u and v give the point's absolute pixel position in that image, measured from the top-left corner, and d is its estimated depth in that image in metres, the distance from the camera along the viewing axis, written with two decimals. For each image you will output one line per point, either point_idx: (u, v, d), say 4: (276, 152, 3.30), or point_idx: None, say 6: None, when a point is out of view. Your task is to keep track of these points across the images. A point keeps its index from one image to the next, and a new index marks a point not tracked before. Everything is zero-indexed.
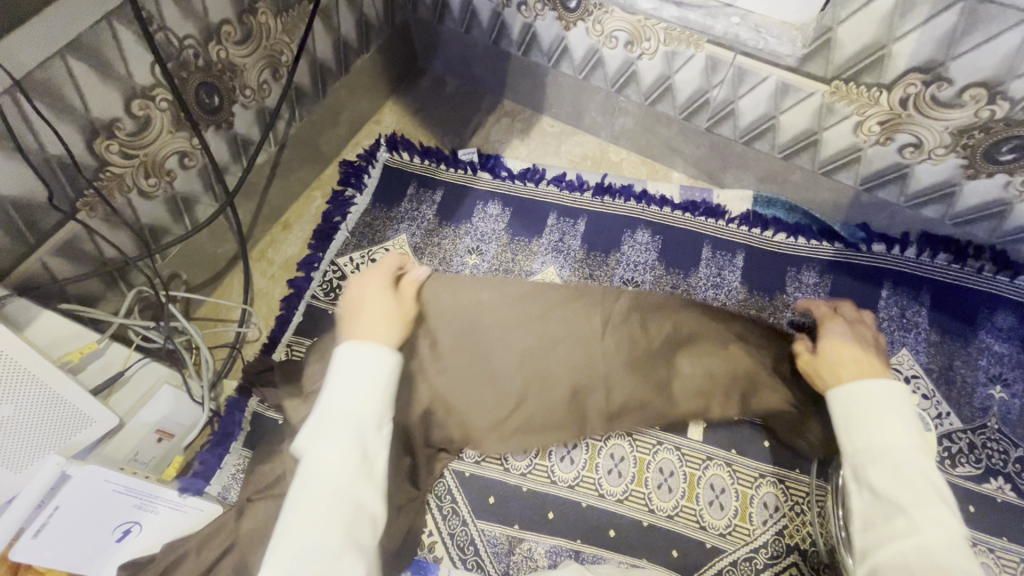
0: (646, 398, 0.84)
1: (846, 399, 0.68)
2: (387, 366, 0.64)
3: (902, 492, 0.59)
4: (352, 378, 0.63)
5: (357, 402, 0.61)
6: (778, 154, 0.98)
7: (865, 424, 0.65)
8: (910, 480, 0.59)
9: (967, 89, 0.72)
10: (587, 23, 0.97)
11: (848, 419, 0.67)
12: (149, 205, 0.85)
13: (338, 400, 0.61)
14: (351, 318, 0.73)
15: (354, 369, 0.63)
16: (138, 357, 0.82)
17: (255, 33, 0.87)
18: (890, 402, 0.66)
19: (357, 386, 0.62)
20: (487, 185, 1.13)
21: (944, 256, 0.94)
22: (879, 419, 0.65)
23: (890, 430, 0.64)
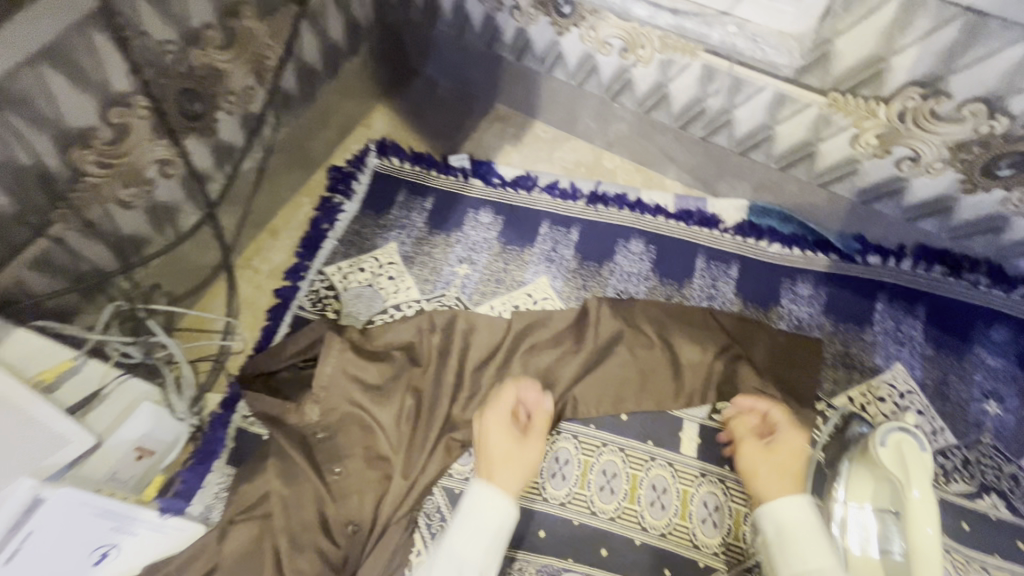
0: (621, 390, 0.89)
1: (776, 516, 0.70)
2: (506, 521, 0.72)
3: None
4: (473, 527, 0.70)
5: (477, 548, 0.69)
6: (774, 164, 0.96)
7: (799, 544, 0.67)
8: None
9: (966, 104, 0.71)
10: (580, 29, 0.95)
11: (782, 538, 0.69)
12: (129, 215, 0.82)
13: (461, 541, 0.69)
14: (488, 468, 0.77)
15: (479, 515, 0.71)
16: (117, 373, 0.79)
17: (238, 38, 0.85)
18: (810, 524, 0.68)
19: (480, 530, 0.70)
20: (479, 193, 1.11)
21: (939, 269, 0.93)
22: (810, 537, 0.67)
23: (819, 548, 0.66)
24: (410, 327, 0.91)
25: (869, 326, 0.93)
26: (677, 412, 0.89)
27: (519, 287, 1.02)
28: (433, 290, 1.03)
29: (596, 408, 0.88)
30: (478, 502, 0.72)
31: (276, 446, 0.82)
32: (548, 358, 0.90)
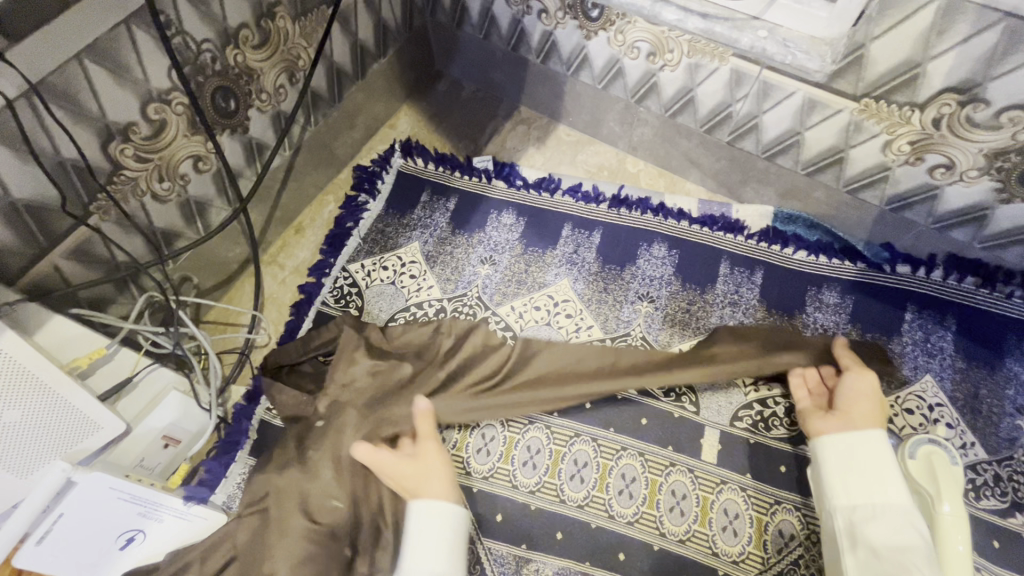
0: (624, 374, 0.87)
1: (840, 454, 0.73)
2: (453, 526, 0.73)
3: (894, 546, 0.64)
4: (426, 544, 0.71)
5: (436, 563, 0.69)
6: (801, 171, 0.96)
7: (865, 481, 0.70)
8: (897, 531, 0.65)
9: (1004, 111, 0.69)
10: (608, 33, 0.95)
11: (843, 472, 0.72)
12: (163, 209, 0.84)
13: (416, 560, 0.70)
14: (416, 489, 0.76)
15: (431, 531, 0.71)
16: (147, 363, 0.82)
17: (273, 38, 0.87)
18: (885, 458, 0.71)
19: (432, 544, 0.71)
20: (501, 194, 1.12)
21: (972, 280, 0.91)
22: (875, 473, 0.70)
23: (886, 484, 0.69)
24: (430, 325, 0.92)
25: (897, 336, 0.91)
26: (697, 418, 0.88)
27: (541, 288, 1.02)
28: (455, 289, 1.03)
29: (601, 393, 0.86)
30: (426, 527, 0.72)
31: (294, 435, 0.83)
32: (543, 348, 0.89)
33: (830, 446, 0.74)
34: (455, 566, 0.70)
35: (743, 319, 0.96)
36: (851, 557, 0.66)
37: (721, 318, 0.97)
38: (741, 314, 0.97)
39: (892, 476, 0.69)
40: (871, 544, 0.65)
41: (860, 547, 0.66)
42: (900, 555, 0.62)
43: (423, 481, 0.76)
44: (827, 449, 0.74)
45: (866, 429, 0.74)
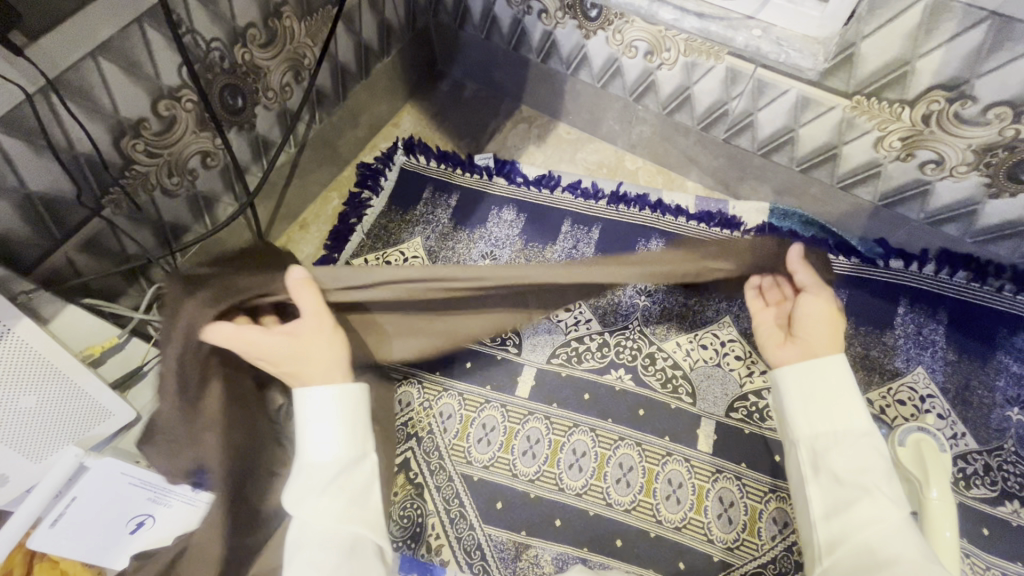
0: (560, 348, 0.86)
1: (801, 381, 0.63)
2: (347, 400, 0.63)
3: (856, 473, 0.57)
4: (315, 429, 0.62)
5: (330, 447, 0.61)
6: (796, 167, 0.98)
7: (826, 405, 0.61)
8: (861, 457, 0.58)
9: (991, 108, 0.71)
10: (606, 33, 0.98)
11: (804, 398, 0.62)
12: (171, 203, 0.87)
13: (307, 446, 0.62)
14: (293, 366, 0.64)
15: (319, 414, 0.62)
16: (157, 354, 0.82)
17: (280, 37, 0.89)
18: (846, 378, 0.62)
19: (325, 428, 0.62)
20: (502, 190, 1.14)
21: (963, 274, 0.93)
22: (839, 396, 0.61)
23: (847, 404, 0.61)
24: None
25: (890, 329, 0.93)
26: (694, 409, 0.90)
27: None
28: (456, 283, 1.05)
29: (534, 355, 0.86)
30: (308, 407, 0.62)
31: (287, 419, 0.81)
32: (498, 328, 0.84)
33: (791, 373, 0.63)
34: (351, 442, 0.62)
35: (739, 312, 0.98)
36: (813, 488, 0.59)
37: (717, 311, 0.99)
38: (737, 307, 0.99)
39: (855, 395, 0.61)
40: (834, 474, 0.58)
41: (824, 478, 0.59)
42: (866, 487, 0.56)
43: (299, 355, 0.64)
44: (786, 378, 0.64)
45: (822, 355, 0.63)
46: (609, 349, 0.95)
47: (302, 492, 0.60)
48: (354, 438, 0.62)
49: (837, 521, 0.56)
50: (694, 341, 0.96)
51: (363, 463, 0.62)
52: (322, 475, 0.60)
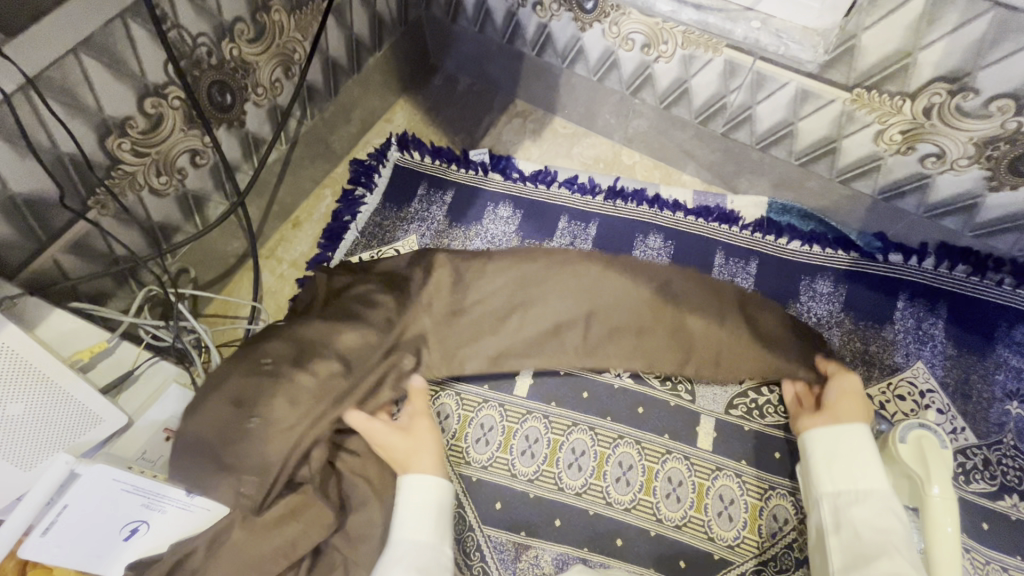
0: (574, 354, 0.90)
1: (821, 444, 0.78)
2: (443, 493, 0.78)
3: (877, 528, 0.68)
4: (414, 508, 0.75)
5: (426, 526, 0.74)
6: (795, 161, 0.96)
7: (847, 468, 0.75)
8: (888, 520, 0.68)
9: (993, 100, 0.70)
10: (603, 25, 0.96)
11: (828, 461, 0.76)
12: (160, 203, 0.85)
13: (405, 525, 0.74)
14: (403, 458, 0.81)
15: (417, 501, 0.76)
16: (148, 357, 0.82)
17: (268, 31, 0.87)
18: (868, 443, 0.76)
19: (421, 513, 0.75)
20: (498, 186, 1.12)
21: (962, 268, 0.92)
22: (867, 467, 0.74)
23: (868, 468, 0.74)
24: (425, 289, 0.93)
25: (889, 325, 0.93)
26: (693, 407, 0.90)
27: None
28: None
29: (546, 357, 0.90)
30: (412, 491, 0.77)
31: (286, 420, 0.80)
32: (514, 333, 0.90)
33: (817, 439, 0.78)
34: (437, 531, 0.74)
35: None
36: (836, 539, 0.70)
37: None
38: None
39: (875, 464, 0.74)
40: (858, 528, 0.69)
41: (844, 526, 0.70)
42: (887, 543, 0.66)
43: (410, 451, 0.81)
44: (814, 442, 0.78)
45: (847, 423, 0.78)
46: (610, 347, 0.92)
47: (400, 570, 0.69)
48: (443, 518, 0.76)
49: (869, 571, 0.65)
50: None
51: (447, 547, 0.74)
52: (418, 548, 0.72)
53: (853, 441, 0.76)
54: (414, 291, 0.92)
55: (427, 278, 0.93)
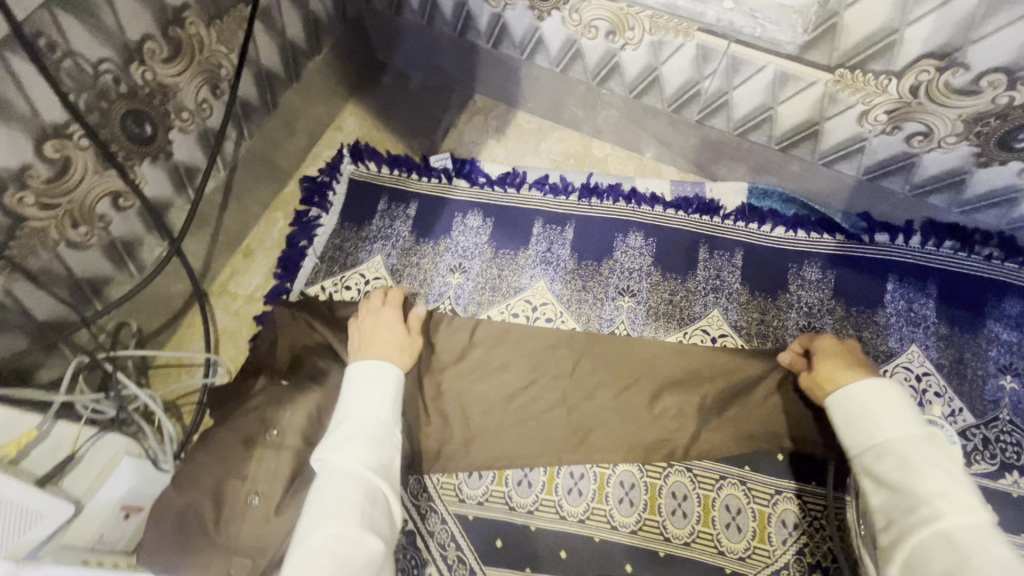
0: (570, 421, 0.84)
1: (842, 406, 0.67)
2: (386, 385, 0.74)
3: (906, 476, 0.57)
4: (361, 391, 0.72)
5: (374, 409, 0.71)
6: (775, 146, 0.91)
7: (862, 420, 0.65)
8: (939, 471, 0.56)
9: (985, 75, 0.65)
10: (562, 13, 0.87)
11: (858, 415, 0.65)
12: (83, 256, 0.74)
13: (353, 405, 0.71)
14: (366, 343, 0.80)
15: (366, 382, 0.73)
16: (90, 433, 0.73)
17: (185, 47, 0.75)
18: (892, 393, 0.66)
19: (369, 401, 0.71)
20: (465, 194, 1.05)
21: (950, 244, 0.89)
22: (889, 410, 0.64)
23: (897, 417, 0.63)
24: None
25: (881, 308, 0.90)
26: None
27: (516, 293, 0.97)
28: (426, 303, 0.97)
29: (538, 424, 0.84)
30: (360, 376, 0.74)
31: (256, 496, 0.71)
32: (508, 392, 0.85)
33: (840, 403, 0.68)
34: (382, 413, 0.71)
35: (727, 304, 0.95)
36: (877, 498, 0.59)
37: (705, 305, 0.95)
38: (724, 299, 0.95)
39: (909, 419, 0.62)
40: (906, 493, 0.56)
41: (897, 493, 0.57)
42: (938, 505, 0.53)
43: (375, 344, 0.79)
44: (838, 410, 0.68)
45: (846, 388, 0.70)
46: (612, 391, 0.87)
47: (331, 442, 0.67)
48: (388, 404, 0.72)
49: (929, 536, 0.52)
50: (683, 341, 0.93)
51: (387, 450, 0.68)
52: (362, 428, 0.68)
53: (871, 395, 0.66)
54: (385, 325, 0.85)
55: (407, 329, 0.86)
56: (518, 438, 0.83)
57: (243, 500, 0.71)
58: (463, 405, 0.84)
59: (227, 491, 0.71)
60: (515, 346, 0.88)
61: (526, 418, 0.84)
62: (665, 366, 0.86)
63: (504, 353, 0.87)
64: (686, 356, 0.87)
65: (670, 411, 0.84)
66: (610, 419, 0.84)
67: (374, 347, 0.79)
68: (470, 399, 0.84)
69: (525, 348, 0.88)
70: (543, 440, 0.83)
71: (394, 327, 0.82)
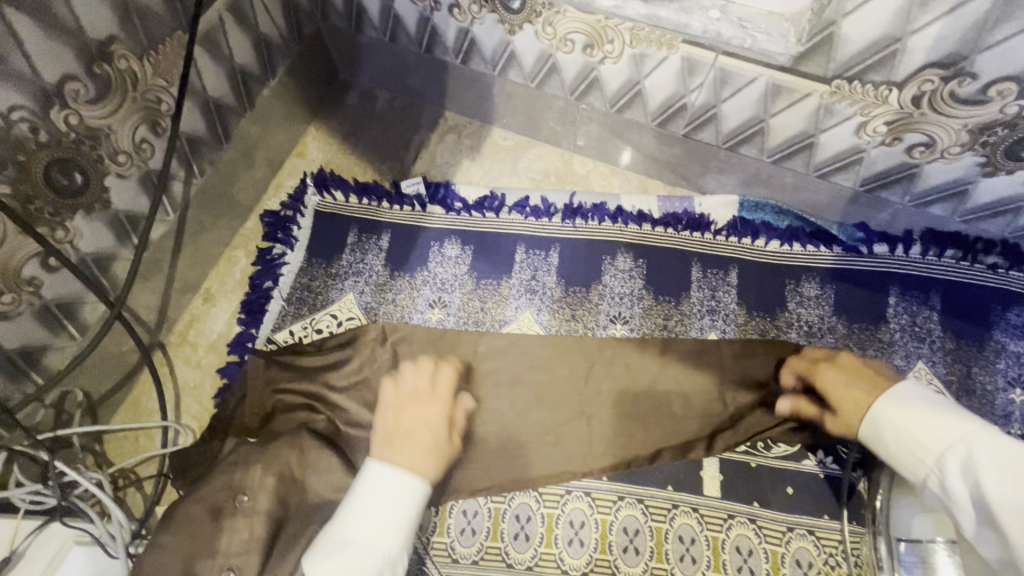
0: (584, 431, 0.84)
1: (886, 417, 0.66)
2: (408, 495, 0.66)
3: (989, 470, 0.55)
4: (378, 497, 0.66)
5: (388, 518, 0.64)
6: (767, 158, 0.86)
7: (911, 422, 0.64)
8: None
9: (993, 84, 0.61)
10: (534, 26, 0.81)
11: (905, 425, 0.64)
12: (10, 326, 0.66)
13: (365, 510, 0.64)
14: (397, 439, 0.71)
15: (378, 494, 0.66)
16: (30, 526, 0.66)
17: (115, 84, 0.67)
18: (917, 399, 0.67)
19: (380, 512, 0.64)
20: (441, 221, 0.98)
21: (951, 253, 0.86)
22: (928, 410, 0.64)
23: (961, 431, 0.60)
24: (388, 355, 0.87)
25: (884, 323, 0.86)
26: (695, 451, 0.82)
27: (502, 326, 0.91)
28: None
29: (552, 437, 0.83)
30: (382, 479, 0.67)
31: (230, 573, 0.63)
32: (520, 405, 0.85)
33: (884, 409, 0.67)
34: (391, 532, 0.63)
35: (724, 326, 0.90)
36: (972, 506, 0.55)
37: (701, 329, 0.90)
38: (721, 321, 0.90)
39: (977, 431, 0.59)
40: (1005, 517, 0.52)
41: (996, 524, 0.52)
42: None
43: (408, 440, 0.71)
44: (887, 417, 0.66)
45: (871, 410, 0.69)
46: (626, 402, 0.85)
47: (325, 564, 0.60)
48: (400, 520, 0.64)
49: None
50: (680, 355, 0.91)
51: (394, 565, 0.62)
52: (363, 555, 0.61)
53: (903, 405, 0.66)
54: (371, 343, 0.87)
55: (415, 350, 0.88)
56: (533, 455, 0.82)
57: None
58: (477, 423, 0.84)
59: (198, 572, 0.63)
60: (522, 358, 0.88)
61: (533, 434, 0.84)
62: (676, 366, 0.87)
63: (514, 369, 0.87)
64: (688, 360, 0.87)
65: (687, 414, 0.84)
66: (625, 426, 0.84)
67: (402, 444, 0.71)
68: (484, 417, 0.84)
69: (537, 362, 0.88)
70: (561, 454, 0.82)
71: (433, 425, 0.75)
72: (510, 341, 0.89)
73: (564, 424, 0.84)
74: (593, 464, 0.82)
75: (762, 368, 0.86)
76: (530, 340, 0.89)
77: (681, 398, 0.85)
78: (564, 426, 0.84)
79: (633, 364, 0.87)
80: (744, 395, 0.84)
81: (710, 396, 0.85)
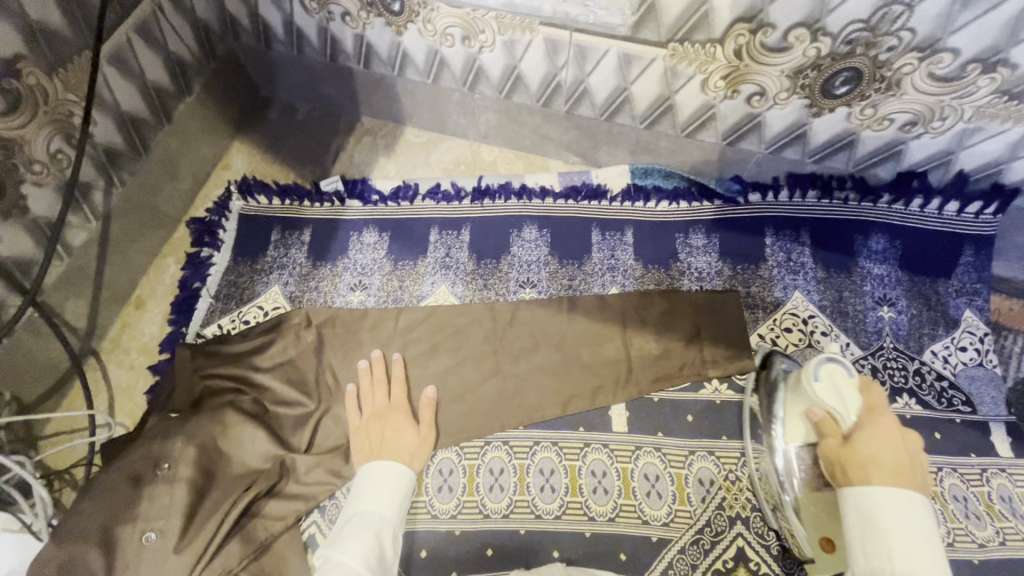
0: (500, 388, 0.88)
1: (872, 501, 0.56)
2: (399, 474, 0.75)
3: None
4: (375, 486, 0.73)
5: (385, 504, 0.71)
6: (642, 125, 0.96)
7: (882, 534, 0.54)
8: None
9: (790, 31, 0.72)
10: (417, 25, 0.91)
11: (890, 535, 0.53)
12: None
13: (365, 501, 0.72)
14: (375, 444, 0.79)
15: (376, 479, 0.74)
16: None
17: (27, 99, 0.73)
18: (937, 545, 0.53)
19: (379, 490, 0.73)
20: (359, 213, 1.05)
21: (812, 193, 0.96)
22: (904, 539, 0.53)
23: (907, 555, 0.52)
24: (314, 335, 0.90)
25: (763, 262, 0.95)
26: (604, 396, 0.87)
27: (418, 301, 0.97)
28: None
29: (470, 398, 0.87)
30: (377, 469, 0.75)
31: (152, 533, 0.70)
32: (439, 370, 0.89)
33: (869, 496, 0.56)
34: (396, 504, 0.72)
35: (624, 281, 0.97)
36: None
37: (603, 286, 0.97)
38: (621, 276, 0.98)
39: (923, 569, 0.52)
40: None
41: None
42: None
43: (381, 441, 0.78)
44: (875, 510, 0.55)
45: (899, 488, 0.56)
46: (539, 357, 0.90)
47: (337, 535, 0.67)
48: (398, 497, 0.73)
49: None
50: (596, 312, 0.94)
51: (387, 546, 0.67)
52: (371, 518, 0.69)
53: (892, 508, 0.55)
54: (295, 327, 0.90)
55: (336, 329, 0.91)
56: (453, 415, 0.86)
57: (137, 539, 0.69)
58: None
59: (119, 537, 0.69)
60: (439, 327, 0.93)
61: (448, 397, 0.87)
62: (583, 319, 0.92)
63: (432, 338, 0.91)
64: (594, 313, 0.93)
65: (595, 362, 0.89)
66: (540, 379, 0.88)
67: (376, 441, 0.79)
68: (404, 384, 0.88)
69: (451, 330, 0.92)
70: (479, 410, 0.86)
71: (402, 428, 0.81)
72: (427, 313, 0.94)
73: (481, 384, 0.88)
74: (507, 417, 0.86)
75: (661, 311, 0.92)
76: (446, 310, 0.94)
77: (589, 348, 0.90)
78: (481, 384, 0.88)
79: (542, 321, 0.92)
80: (649, 339, 0.90)
81: (618, 343, 0.90)
